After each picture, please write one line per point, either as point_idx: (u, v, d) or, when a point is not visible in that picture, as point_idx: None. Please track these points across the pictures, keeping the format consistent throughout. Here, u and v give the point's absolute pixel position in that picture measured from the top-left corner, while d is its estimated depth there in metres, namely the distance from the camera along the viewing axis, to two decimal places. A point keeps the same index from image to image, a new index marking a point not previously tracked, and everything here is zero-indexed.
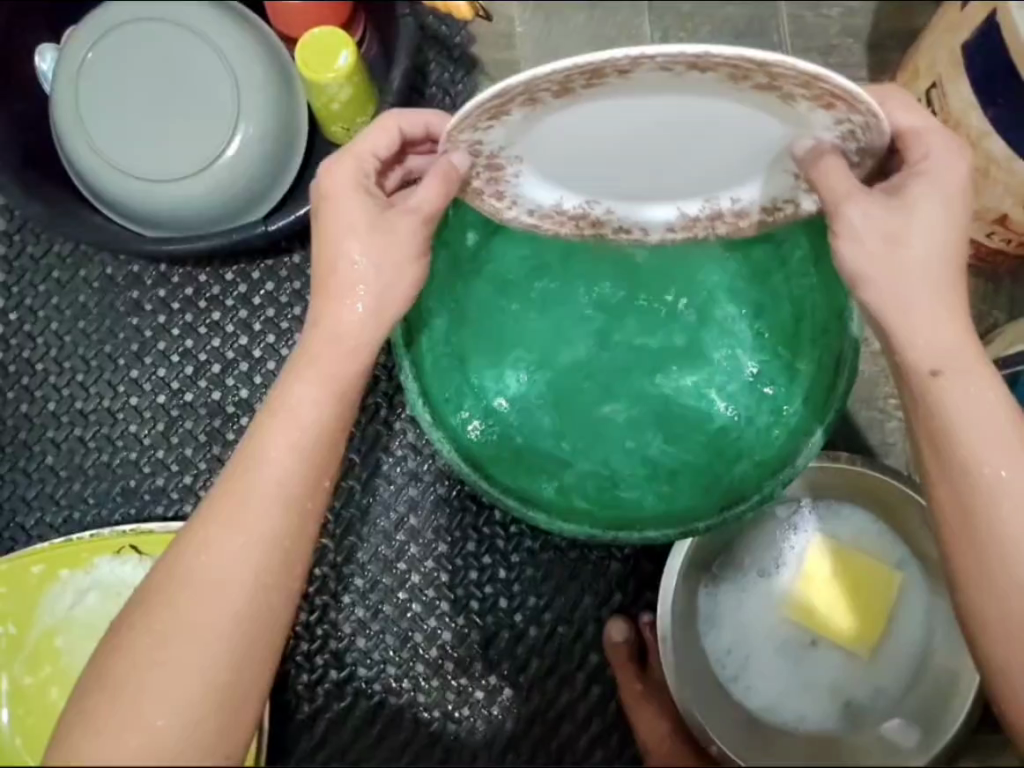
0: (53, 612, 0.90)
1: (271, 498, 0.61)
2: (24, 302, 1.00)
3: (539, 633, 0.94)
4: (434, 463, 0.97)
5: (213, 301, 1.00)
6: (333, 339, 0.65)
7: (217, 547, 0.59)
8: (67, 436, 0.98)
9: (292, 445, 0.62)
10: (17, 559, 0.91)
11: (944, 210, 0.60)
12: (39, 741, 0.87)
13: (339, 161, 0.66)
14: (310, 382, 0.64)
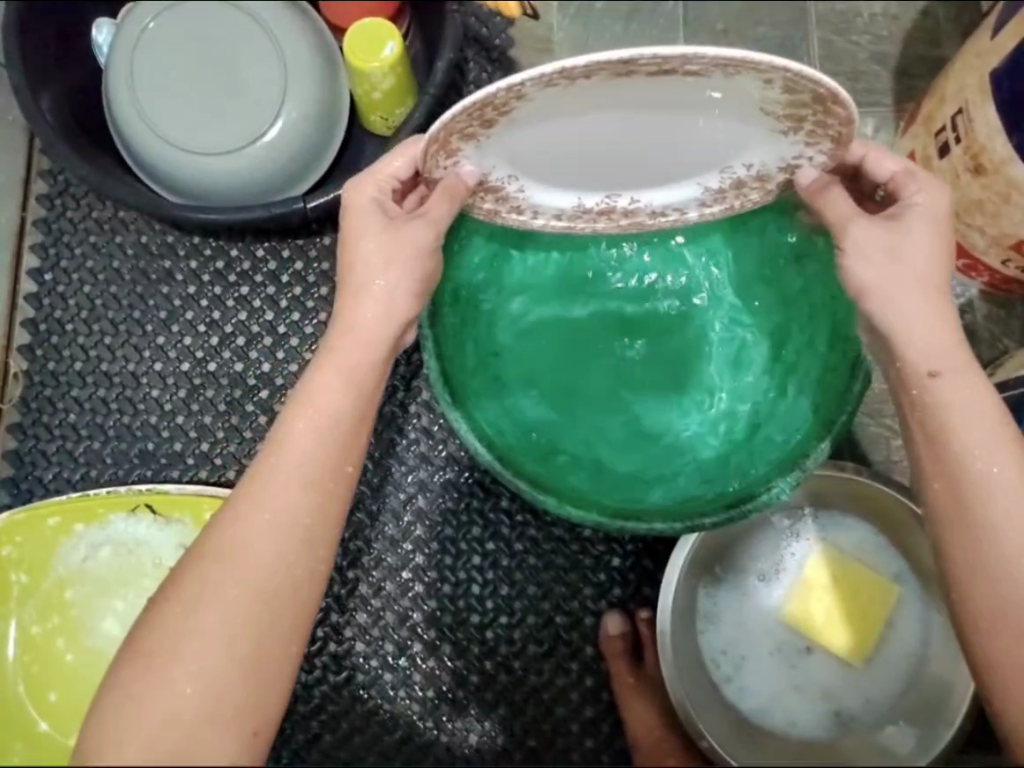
0: (68, 565, 0.92)
1: (292, 480, 0.62)
2: (59, 263, 1.03)
3: (536, 620, 0.95)
4: (444, 446, 0.99)
5: (243, 276, 1.03)
6: (350, 330, 0.67)
7: (243, 523, 0.60)
8: (91, 396, 1.01)
9: (314, 429, 0.64)
10: (34, 510, 0.93)
11: (924, 235, 0.65)
12: (43, 690, 0.90)
13: (362, 181, 0.69)
14: (332, 370, 0.66)
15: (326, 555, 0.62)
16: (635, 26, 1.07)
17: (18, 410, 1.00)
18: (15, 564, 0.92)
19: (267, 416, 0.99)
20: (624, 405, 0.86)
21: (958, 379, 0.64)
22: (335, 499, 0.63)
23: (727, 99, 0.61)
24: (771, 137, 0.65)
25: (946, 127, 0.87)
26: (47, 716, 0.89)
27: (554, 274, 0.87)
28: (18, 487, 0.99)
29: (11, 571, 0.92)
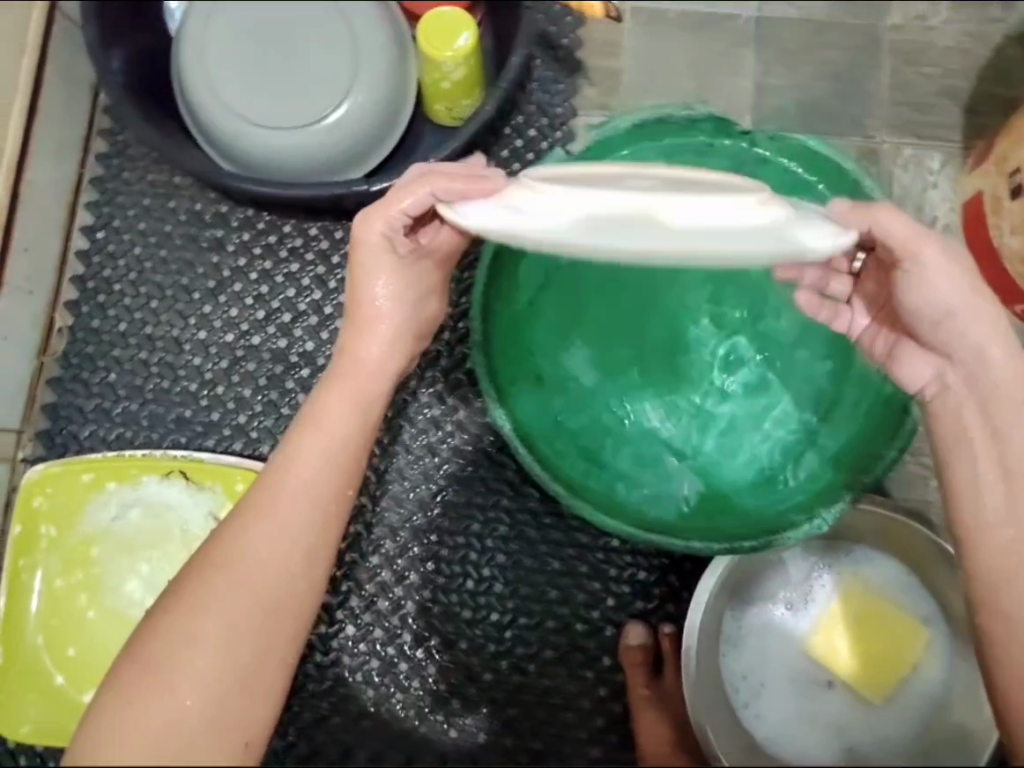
0: (97, 521, 0.93)
1: (298, 498, 0.62)
2: (112, 223, 1.03)
3: (555, 625, 0.95)
4: (478, 441, 0.99)
5: (294, 252, 1.03)
6: (359, 360, 0.68)
7: (247, 538, 0.60)
8: (132, 357, 1.00)
9: (322, 449, 0.64)
10: (70, 463, 0.93)
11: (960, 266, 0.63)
12: (62, 644, 0.90)
13: (371, 213, 0.65)
14: (340, 396, 0.66)
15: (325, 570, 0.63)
16: (704, 38, 1.06)
17: (59, 365, 1.00)
18: (44, 516, 0.92)
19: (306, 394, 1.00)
20: (668, 418, 0.86)
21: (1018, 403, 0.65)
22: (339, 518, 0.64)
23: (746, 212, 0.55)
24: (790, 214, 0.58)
25: (1020, 169, 0.86)
26: (63, 671, 0.90)
27: (618, 277, 0.87)
28: (52, 441, 0.98)
29: (40, 523, 0.92)
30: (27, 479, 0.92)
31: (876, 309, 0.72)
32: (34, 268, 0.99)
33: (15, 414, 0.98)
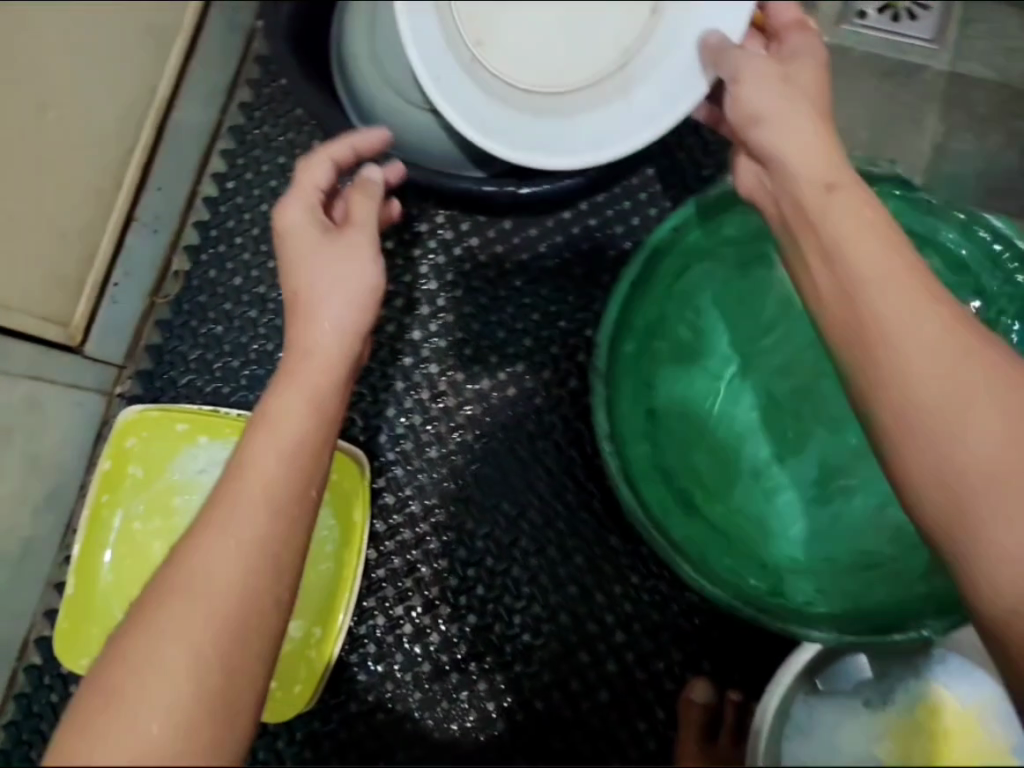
0: (183, 472, 0.93)
1: (251, 501, 0.51)
2: (244, 175, 1.01)
3: (614, 667, 0.93)
4: (567, 464, 0.97)
5: (418, 237, 1.01)
6: (307, 353, 0.60)
7: (202, 551, 0.47)
8: (242, 315, 0.99)
9: (278, 449, 0.54)
10: (167, 411, 0.92)
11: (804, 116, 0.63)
12: (130, 586, 0.91)
13: (292, 201, 0.68)
14: (291, 392, 0.57)
15: (289, 580, 0.51)
16: (887, 86, 0.99)
17: (170, 308, 0.99)
18: (133, 457, 0.92)
19: (404, 382, 1.00)
20: (769, 456, 0.89)
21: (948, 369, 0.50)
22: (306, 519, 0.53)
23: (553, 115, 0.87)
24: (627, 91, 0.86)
25: None
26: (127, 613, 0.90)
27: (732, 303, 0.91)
28: (151, 383, 0.98)
29: (129, 463, 0.92)
30: (122, 419, 0.91)
31: (762, 197, 0.68)
32: (164, 206, 0.99)
33: (121, 350, 0.97)
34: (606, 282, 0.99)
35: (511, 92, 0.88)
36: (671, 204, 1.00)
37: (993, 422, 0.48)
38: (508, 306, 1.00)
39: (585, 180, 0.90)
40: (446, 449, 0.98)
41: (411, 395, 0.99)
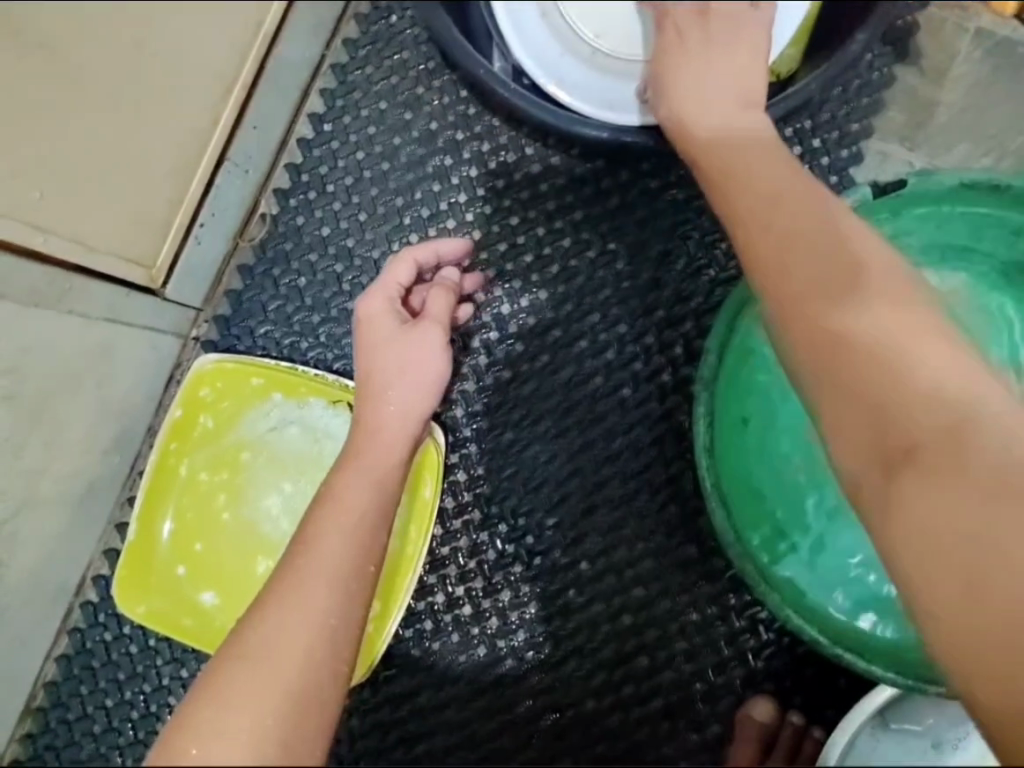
0: (253, 428, 0.90)
1: (320, 570, 0.58)
2: (342, 119, 0.95)
3: (674, 677, 0.90)
4: (649, 463, 0.92)
5: (517, 204, 0.93)
6: (371, 434, 0.75)
7: (270, 622, 0.53)
8: (326, 268, 0.95)
9: (341, 523, 0.63)
10: (244, 363, 0.89)
11: (705, 63, 0.77)
12: (190, 536, 0.90)
13: (375, 294, 0.81)
14: (358, 477, 0.70)
15: (346, 656, 0.54)
16: None
17: (253, 253, 0.95)
18: (205, 407, 0.90)
19: (487, 358, 0.94)
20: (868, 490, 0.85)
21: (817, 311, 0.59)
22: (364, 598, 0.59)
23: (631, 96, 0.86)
24: None
25: None
26: (186, 563, 0.90)
27: None
28: (227, 330, 0.95)
29: (200, 412, 0.89)
30: (198, 366, 0.89)
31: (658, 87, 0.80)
32: (256, 146, 0.92)
33: (199, 293, 0.93)
34: (714, 273, 0.91)
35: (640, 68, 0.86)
36: None
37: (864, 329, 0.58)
38: (606, 288, 0.92)
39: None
40: (525, 433, 0.93)
41: (493, 372, 0.94)
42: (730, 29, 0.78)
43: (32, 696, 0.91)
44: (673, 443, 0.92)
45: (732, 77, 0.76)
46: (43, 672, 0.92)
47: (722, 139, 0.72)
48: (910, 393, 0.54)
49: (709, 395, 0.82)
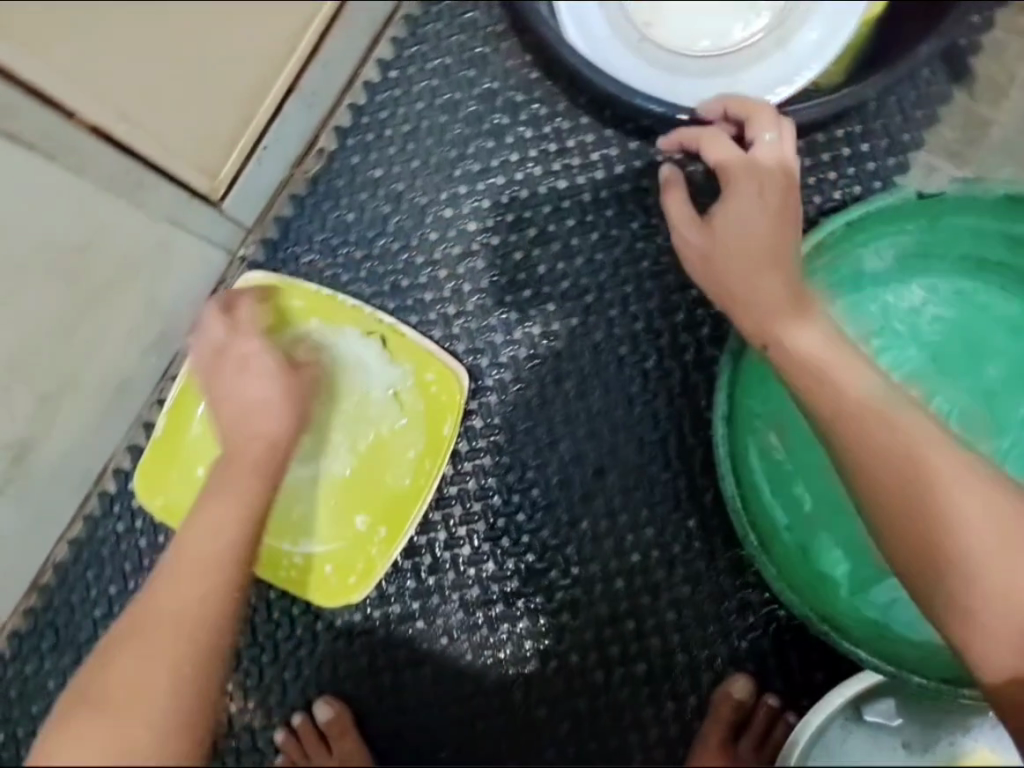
0: (286, 348, 0.94)
1: (195, 567, 0.67)
2: (409, 68, 0.98)
3: (658, 645, 0.92)
4: (662, 436, 0.94)
5: (567, 170, 0.96)
6: (243, 411, 0.78)
7: (174, 591, 0.65)
8: (375, 207, 0.98)
9: (192, 555, 0.68)
10: (289, 284, 0.93)
11: (760, 225, 0.75)
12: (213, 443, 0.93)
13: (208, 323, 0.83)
14: (213, 499, 0.73)
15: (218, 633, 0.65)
16: None
17: (307, 184, 0.98)
18: None
19: (518, 315, 0.96)
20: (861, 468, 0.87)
21: (853, 401, 0.69)
22: (245, 577, 0.70)
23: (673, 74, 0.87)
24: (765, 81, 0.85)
25: None
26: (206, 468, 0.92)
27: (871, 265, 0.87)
28: (273, 254, 0.98)
29: None
30: (244, 281, 0.92)
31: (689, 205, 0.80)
32: (323, 81, 0.95)
33: (251, 215, 0.96)
34: None
35: (681, 64, 0.87)
36: (839, 194, 0.92)
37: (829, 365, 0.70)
38: (643, 261, 0.95)
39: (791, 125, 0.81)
40: (545, 392, 0.96)
41: (521, 329, 0.96)
42: (781, 192, 0.76)
43: (41, 574, 0.95)
44: (687, 418, 0.94)
45: (779, 241, 0.75)
46: (55, 554, 0.96)
47: (776, 303, 0.73)
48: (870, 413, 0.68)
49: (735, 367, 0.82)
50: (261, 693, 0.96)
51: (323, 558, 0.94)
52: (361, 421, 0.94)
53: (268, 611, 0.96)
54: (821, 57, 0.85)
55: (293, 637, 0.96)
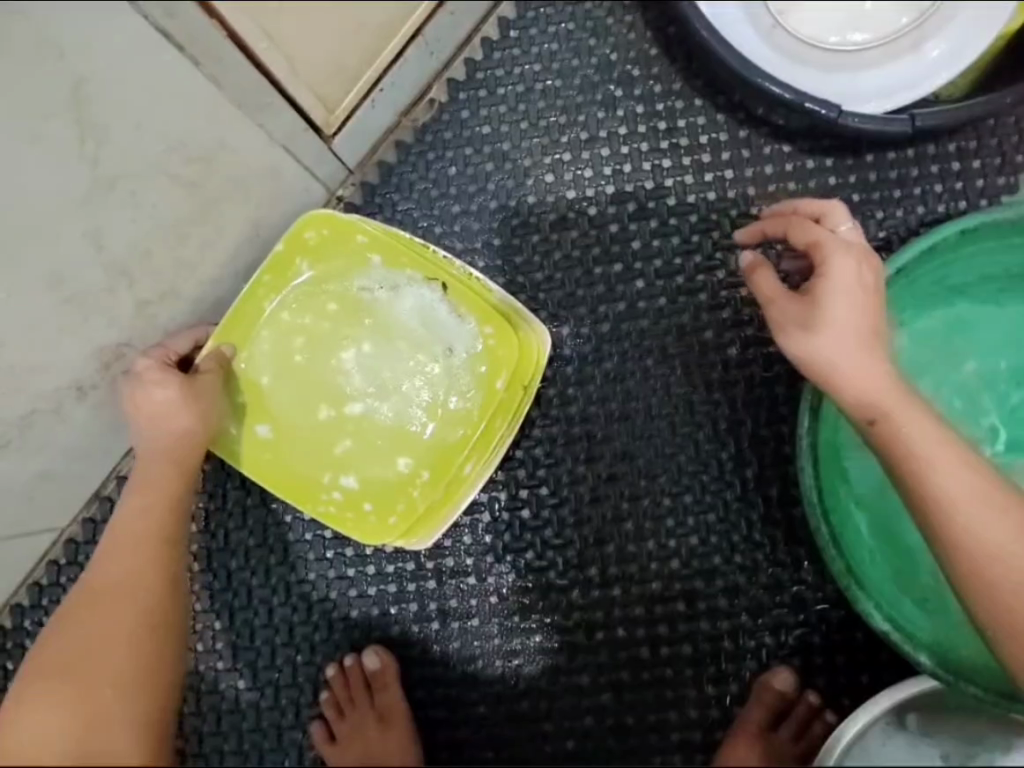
0: (347, 285, 0.93)
1: (128, 553, 0.79)
2: (529, 30, 0.99)
3: (707, 629, 0.93)
4: (735, 424, 0.95)
5: (673, 149, 0.97)
6: (152, 425, 0.83)
7: (100, 580, 0.77)
8: (478, 164, 0.98)
9: (125, 544, 0.79)
10: (351, 219, 0.90)
11: (849, 302, 0.71)
12: (258, 369, 0.93)
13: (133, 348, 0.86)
14: (135, 504, 0.81)
15: (146, 613, 0.75)
16: None
17: (413, 133, 0.99)
18: (307, 252, 0.92)
19: (605, 289, 0.96)
20: None
21: (897, 421, 0.71)
22: (158, 588, 0.77)
23: (803, 65, 0.89)
24: (890, 85, 0.88)
25: None
26: (250, 392, 0.93)
27: (968, 270, 0.88)
28: (370, 198, 0.99)
29: (299, 254, 0.91)
30: (309, 212, 0.90)
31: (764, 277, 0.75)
32: (447, 30, 0.95)
33: (356, 155, 0.97)
34: None
35: (811, 54, 0.89)
36: (942, 207, 0.93)
37: (871, 387, 0.71)
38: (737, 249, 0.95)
39: (913, 127, 0.85)
40: (623, 366, 0.96)
41: (607, 303, 0.96)
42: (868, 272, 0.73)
43: (104, 484, 0.96)
44: (762, 409, 0.95)
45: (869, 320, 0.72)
46: (120, 465, 0.97)
47: (857, 371, 0.71)
48: (902, 437, 0.71)
49: None
50: (307, 629, 0.97)
51: (363, 497, 0.94)
52: (415, 367, 0.94)
53: (324, 549, 0.97)
54: (949, 67, 0.87)
55: (344, 578, 0.97)
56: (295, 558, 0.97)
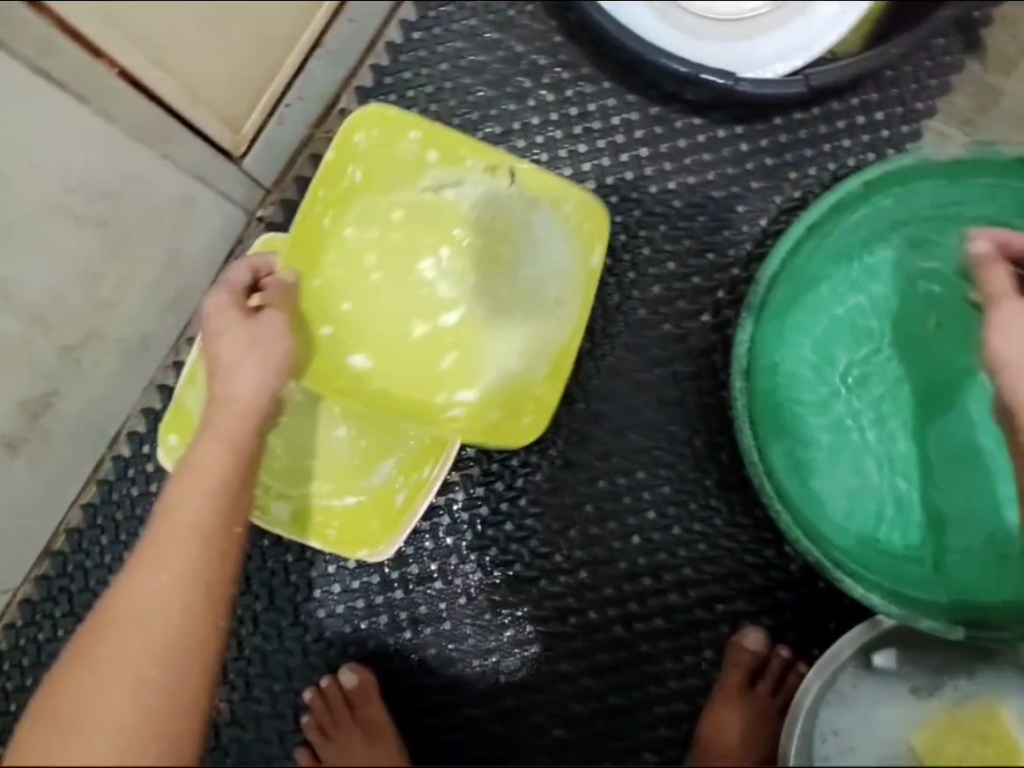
0: (416, 182, 0.93)
1: (184, 536, 0.63)
2: (432, 30, 0.98)
3: (677, 600, 0.95)
4: (680, 396, 0.96)
5: (587, 134, 0.97)
6: (228, 404, 0.72)
7: (143, 578, 0.61)
8: None
9: (187, 529, 0.64)
10: (394, 123, 0.91)
11: None
12: (337, 296, 0.93)
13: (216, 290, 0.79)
14: (195, 484, 0.67)
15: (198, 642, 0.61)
16: None
17: (327, 145, 0.98)
18: (362, 166, 0.91)
19: None
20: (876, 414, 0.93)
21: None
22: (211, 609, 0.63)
23: (697, 38, 0.91)
24: (785, 49, 0.90)
25: None
26: (352, 302, 0.93)
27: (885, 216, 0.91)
28: (292, 214, 0.97)
29: (351, 163, 0.91)
30: (358, 110, 0.90)
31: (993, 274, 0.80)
32: (348, 39, 0.94)
33: (271, 173, 0.95)
34: (765, 225, 0.96)
35: (703, 27, 0.91)
36: (853, 162, 0.96)
37: None
38: (661, 225, 0.97)
39: (808, 88, 0.87)
40: None
41: None
42: None
43: (53, 539, 0.94)
44: (704, 379, 0.96)
45: None
46: (68, 518, 0.94)
47: None
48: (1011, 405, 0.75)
49: (752, 322, 0.86)
50: (281, 655, 0.96)
51: (487, 406, 0.93)
52: (487, 287, 0.94)
53: (287, 574, 0.96)
54: (838, 25, 0.89)
55: (311, 599, 0.96)
56: (259, 587, 0.96)
